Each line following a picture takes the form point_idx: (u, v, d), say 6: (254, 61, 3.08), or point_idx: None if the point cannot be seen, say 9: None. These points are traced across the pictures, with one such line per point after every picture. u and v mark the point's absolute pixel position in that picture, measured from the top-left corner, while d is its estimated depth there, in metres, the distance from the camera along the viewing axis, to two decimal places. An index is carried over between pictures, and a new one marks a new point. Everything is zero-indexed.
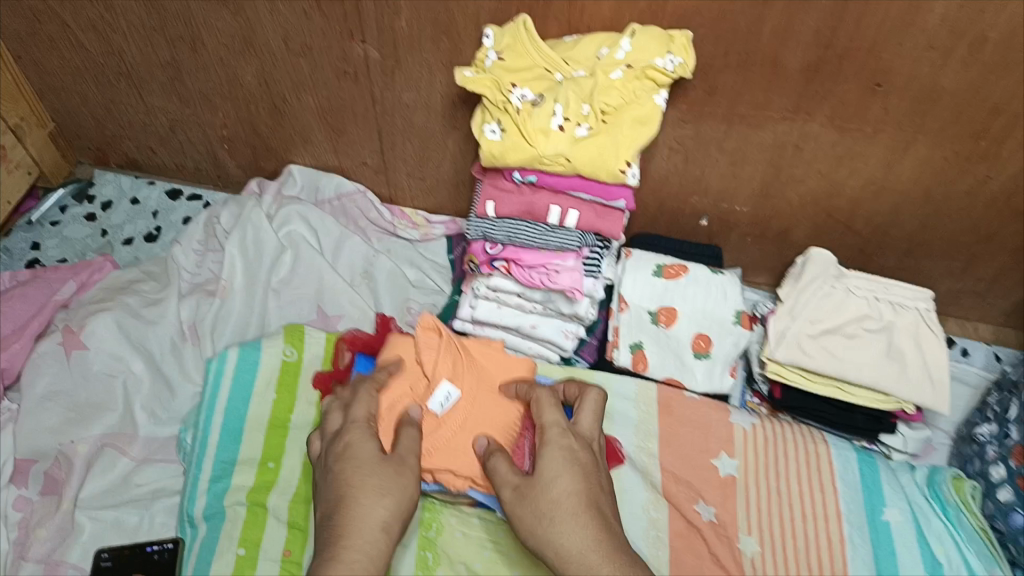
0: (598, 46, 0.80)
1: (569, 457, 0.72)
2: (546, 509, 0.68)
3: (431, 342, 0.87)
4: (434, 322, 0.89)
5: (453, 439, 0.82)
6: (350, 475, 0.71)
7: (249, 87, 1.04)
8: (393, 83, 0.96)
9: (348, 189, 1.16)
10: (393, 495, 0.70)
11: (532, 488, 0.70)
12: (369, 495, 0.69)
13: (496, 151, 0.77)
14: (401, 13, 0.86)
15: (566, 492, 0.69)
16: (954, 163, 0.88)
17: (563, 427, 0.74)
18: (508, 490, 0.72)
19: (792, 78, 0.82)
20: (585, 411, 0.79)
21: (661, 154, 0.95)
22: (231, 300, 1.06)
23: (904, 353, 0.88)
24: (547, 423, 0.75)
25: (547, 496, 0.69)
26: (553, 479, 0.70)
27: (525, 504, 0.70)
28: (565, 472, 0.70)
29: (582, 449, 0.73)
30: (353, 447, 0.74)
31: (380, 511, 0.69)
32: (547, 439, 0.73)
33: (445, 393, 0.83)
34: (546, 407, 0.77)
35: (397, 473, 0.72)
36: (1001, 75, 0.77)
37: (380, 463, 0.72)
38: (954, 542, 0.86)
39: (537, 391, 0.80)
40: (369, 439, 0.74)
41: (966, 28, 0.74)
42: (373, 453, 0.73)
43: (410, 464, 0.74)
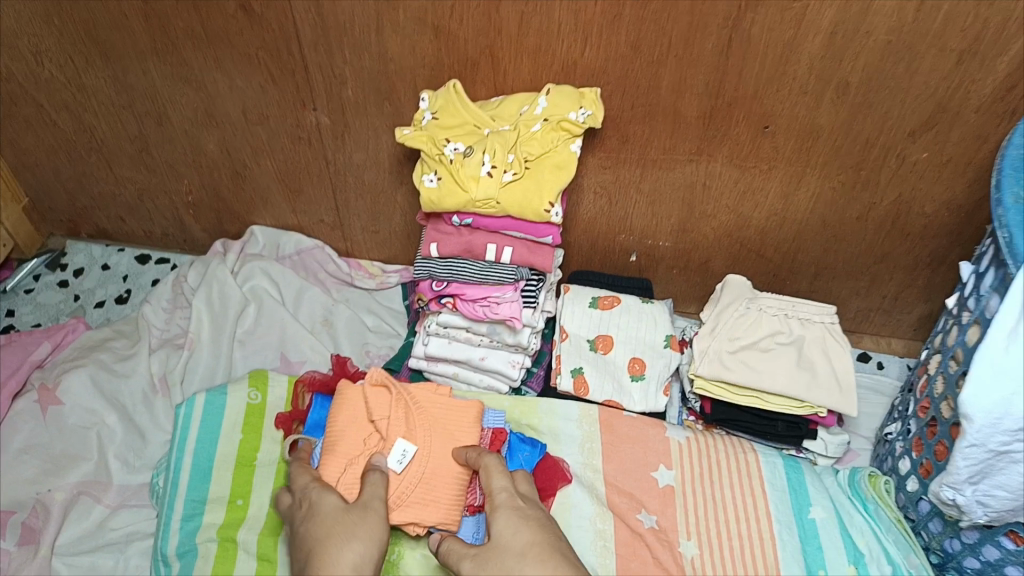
0: (519, 105, 0.91)
1: (521, 515, 0.80)
2: (514, 562, 0.75)
3: (381, 397, 0.92)
4: (381, 376, 0.93)
5: (415, 490, 0.87)
6: (318, 528, 0.79)
7: (211, 155, 1.14)
8: (343, 146, 1.07)
9: (307, 245, 1.25)
10: (360, 538, 0.77)
11: (492, 553, 0.77)
12: (337, 541, 0.76)
13: (434, 198, 0.88)
14: (347, 83, 0.97)
15: (528, 543, 0.77)
16: (843, 193, 1.00)
17: (511, 491, 0.82)
18: (466, 562, 0.77)
19: (692, 124, 0.94)
20: (521, 478, 0.87)
21: (588, 197, 1.06)
22: (199, 352, 1.13)
23: (811, 360, 0.98)
24: (496, 490, 0.83)
25: (512, 551, 0.76)
26: (513, 536, 0.78)
27: (490, 567, 0.76)
28: (523, 527, 0.78)
29: (530, 507, 0.82)
30: (317, 506, 0.82)
31: (350, 554, 0.75)
32: (499, 505, 0.81)
33: (400, 450, 0.88)
34: (494, 475, 0.84)
35: (363, 519, 0.79)
36: (866, 113, 0.90)
37: (346, 513, 0.80)
38: (874, 533, 0.93)
39: (482, 457, 0.86)
40: (328, 495, 0.83)
41: (829, 75, 0.87)
42: (338, 506, 0.81)
43: (376, 509, 0.81)
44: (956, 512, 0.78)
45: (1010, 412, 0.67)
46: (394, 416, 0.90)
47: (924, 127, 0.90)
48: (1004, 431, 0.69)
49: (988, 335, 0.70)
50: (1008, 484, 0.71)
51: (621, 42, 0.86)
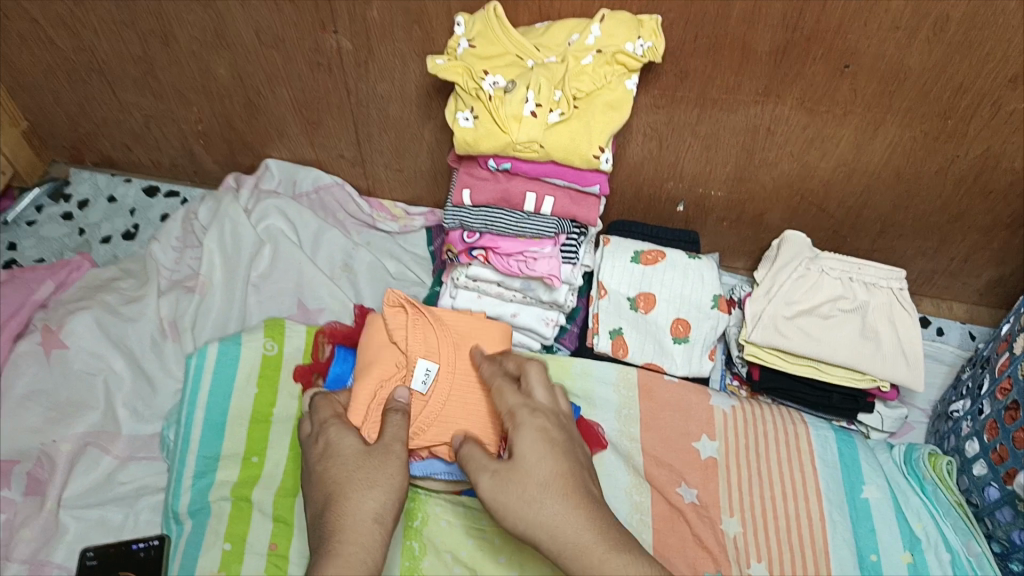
0: (568, 33, 0.80)
1: (546, 439, 0.67)
2: (536, 493, 0.64)
3: (398, 320, 0.83)
4: (398, 296, 0.84)
5: (444, 410, 0.80)
6: (336, 471, 0.69)
7: (222, 80, 1.04)
8: (366, 74, 0.96)
9: (326, 182, 1.16)
10: (381, 485, 0.67)
11: (514, 472, 0.65)
12: (357, 488, 0.67)
13: (469, 139, 0.78)
14: (372, 2, 0.86)
15: (554, 472, 0.65)
16: (922, 143, 0.89)
17: (531, 408, 0.69)
18: (485, 475, 0.66)
19: (761, 61, 0.83)
20: (535, 384, 0.73)
21: (636, 141, 0.96)
22: (211, 296, 1.06)
23: (878, 330, 0.88)
24: (514, 407, 0.70)
25: (534, 479, 0.64)
26: (537, 462, 0.65)
27: (510, 489, 0.64)
28: (549, 454, 0.66)
29: (555, 428, 0.69)
30: (333, 446, 0.72)
31: (370, 504, 0.66)
32: (520, 423, 0.68)
33: (423, 370, 0.80)
34: (509, 394, 0.71)
35: (384, 461, 0.69)
36: (965, 53, 0.78)
37: (365, 456, 0.70)
38: (932, 517, 0.85)
39: (495, 379, 0.74)
40: (348, 435, 0.72)
41: (929, 8, 0.75)
42: (358, 447, 0.71)
43: (396, 450, 0.71)
44: None
45: None
46: (415, 338, 0.82)
47: None
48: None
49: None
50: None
51: None
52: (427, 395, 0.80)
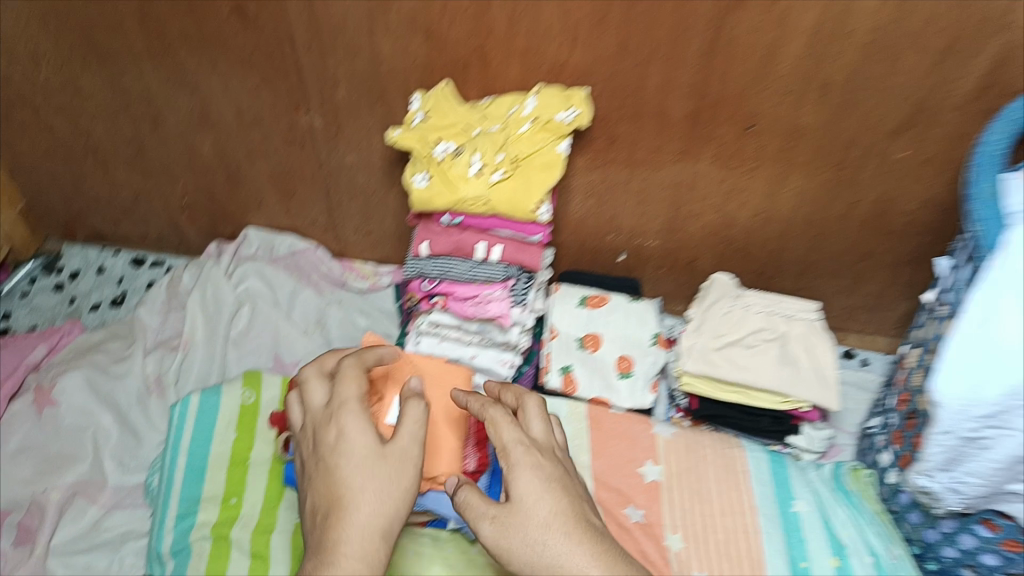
0: (509, 106, 0.93)
1: (542, 476, 0.69)
2: (539, 535, 0.65)
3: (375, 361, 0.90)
4: (376, 338, 0.93)
5: None
6: (349, 474, 0.67)
7: (206, 157, 1.16)
8: (335, 147, 1.08)
9: (301, 247, 1.26)
10: (392, 497, 0.67)
11: (513, 515, 0.66)
12: (367, 499, 0.66)
13: (425, 197, 0.91)
14: (338, 85, 0.99)
15: (553, 511, 0.66)
16: (825, 192, 1.01)
17: (526, 444, 0.71)
18: (485, 523, 0.67)
19: (677, 124, 0.96)
20: (531, 419, 0.76)
21: (577, 197, 1.08)
22: (193, 352, 1.13)
23: (797, 353, 0.97)
24: (509, 444, 0.71)
25: (534, 520, 0.66)
26: (536, 501, 0.67)
27: (511, 535, 0.66)
28: (547, 492, 0.67)
29: (548, 462, 0.71)
30: (348, 438, 0.70)
31: (379, 517, 0.66)
32: (514, 461, 0.69)
33: (399, 406, 0.86)
34: (503, 426, 0.73)
35: (401, 467, 0.69)
36: (848, 113, 0.92)
37: (380, 461, 0.69)
38: (857, 526, 0.93)
39: (488, 411, 0.75)
40: (366, 428, 0.71)
41: (811, 76, 0.88)
42: (374, 445, 0.70)
43: (413, 454, 0.71)
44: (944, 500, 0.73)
45: (978, 401, 0.64)
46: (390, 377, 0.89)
47: (904, 127, 0.92)
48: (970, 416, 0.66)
49: (973, 295, 0.65)
50: (979, 472, 0.68)
51: (606, 44, 0.88)
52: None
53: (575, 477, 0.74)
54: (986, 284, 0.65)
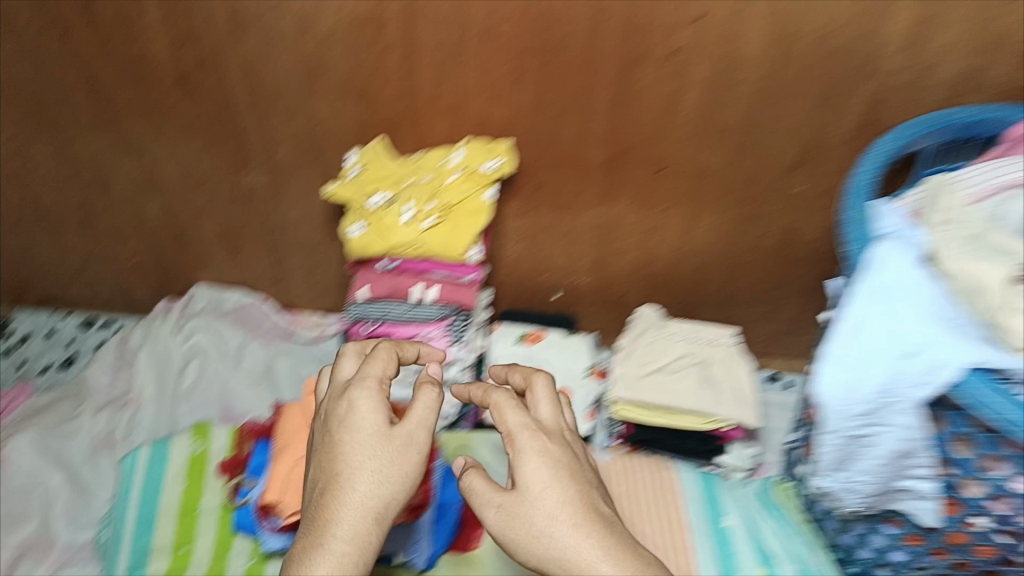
0: (438, 158, 1.00)
1: (549, 463, 0.68)
2: (545, 525, 0.65)
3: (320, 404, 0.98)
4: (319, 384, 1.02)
5: None
6: (350, 452, 0.66)
7: (154, 218, 1.20)
8: (279, 204, 1.14)
9: (246, 302, 1.29)
10: (390, 481, 0.65)
11: (519, 504, 0.66)
12: (364, 480, 0.65)
13: (362, 245, 0.99)
14: (279, 145, 1.06)
15: (559, 502, 0.66)
16: (736, 225, 1.10)
17: (532, 429, 0.69)
18: (491, 510, 0.67)
19: (595, 170, 1.04)
20: (539, 403, 0.75)
21: (510, 241, 1.15)
22: (143, 410, 1.15)
23: (718, 376, 1.05)
24: (514, 428, 0.70)
25: (540, 512, 0.65)
26: (544, 490, 0.66)
27: (517, 524, 0.66)
28: (554, 481, 0.67)
29: (555, 447, 0.69)
30: (358, 414, 0.68)
31: (374, 499, 0.64)
32: (521, 447, 0.68)
33: None
34: (508, 410, 0.71)
35: (405, 453, 0.67)
36: (747, 154, 1.01)
37: (384, 442, 0.67)
38: (782, 535, 0.99)
39: (494, 395, 0.74)
40: (376, 407, 0.69)
41: (710, 122, 0.98)
42: (381, 426, 0.68)
43: (419, 440, 0.68)
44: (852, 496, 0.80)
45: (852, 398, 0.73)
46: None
47: (798, 165, 1.02)
48: (849, 415, 0.74)
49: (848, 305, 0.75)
50: (866, 469, 0.76)
51: (523, 100, 0.97)
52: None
53: (584, 462, 0.72)
54: (859, 298, 0.75)
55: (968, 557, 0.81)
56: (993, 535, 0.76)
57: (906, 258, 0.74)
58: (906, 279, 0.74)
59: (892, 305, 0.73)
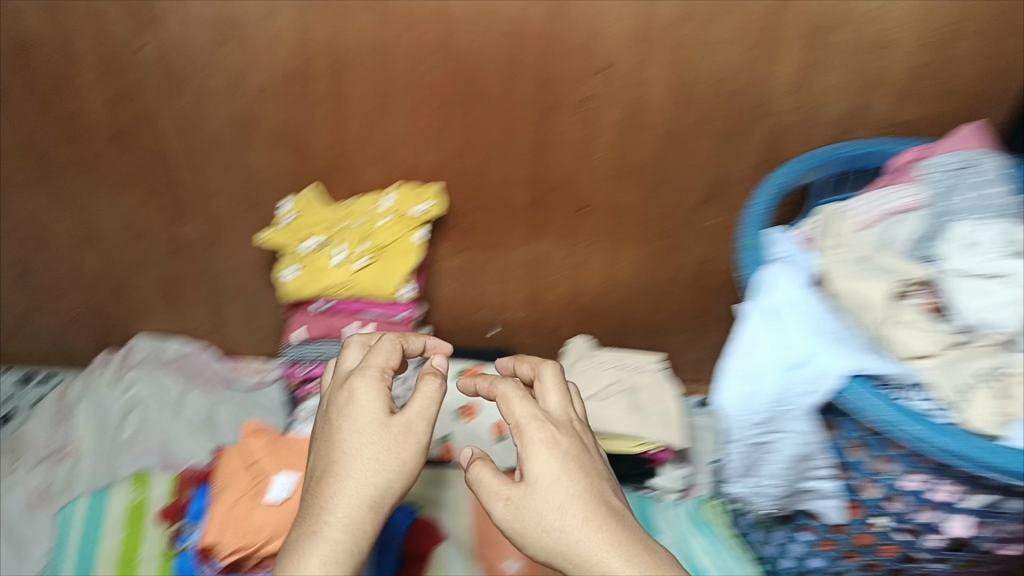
0: (370, 202, 1.05)
1: (558, 455, 0.68)
2: (556, 517, 0.65)
3: (258, 445, 0.99)
4: (257, 425, 1.03)
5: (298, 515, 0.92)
6: (349, 439, 0.67)
7: (93, 271, 1.22)
8: (217, 252, 1.17)
9: (187, 350, 1.30)
10: (388, 469, 0.66)
11: (527, 496, 0.66)
12: (361, 467, 0.66)
13: (296, 287, 1.03)
14: (216, 196, 1.09)
15: (569, 494, 0.66)
16: (658, 258, 1.17)
17: (540, 420, 0.70)
18: (499, 502, 0.67)
19: (521, 210, 1.10)
20: (548, 395, 0.76)
21: (445, 281, 1.20)
22: (83, 462, 1.13)
23: (644, 400, 1.10)
24: (522, 419, 0.71)
25: (550, 505, 0.65)
26: (554, 482, 0.67)
27: (525, 516, 0.66)
28: (563, 473, 0.67)
29: (564, 438, 0.70)
30: (357, 402, 0.70)
31: (370, 487, 0.65)
32: (530, 438, 0.69)
33: (281, 482, 0.95)
34: (515, 401, 0.72)
35: (403, 442, 0.68)
36: (661, 192, 1.09)
37: (383, 430, 0.68)
38: (713, 551, 1.05)
39: (501, 387, 0.74)
40: (376, 395, 0.70)
41: (624, 163, 1.05)
42: (380, 415, 0.69)
43: (418, 430, 0.69)
44: (780, 495, 0.86)
45: (752, 406, 0.81)
46: (271, 457, 0.98)
47: (708, 200, 1.09)
48: (752, 424, 0.82)
49: (748, 322, 0.82)
50: (773, 472, 0.84)
51: (449, 147, 1.03)
52: (280, 505, 0.93)
53: (594, 453, 0.73)
54: (752, 319, 0.82)
55: (876, 557, 0.87)
56: (893, 534, 0.83)
57: (791, 280, 0.82)
58: (791, 297, 0.81)
59: (782, 324, 0.80)
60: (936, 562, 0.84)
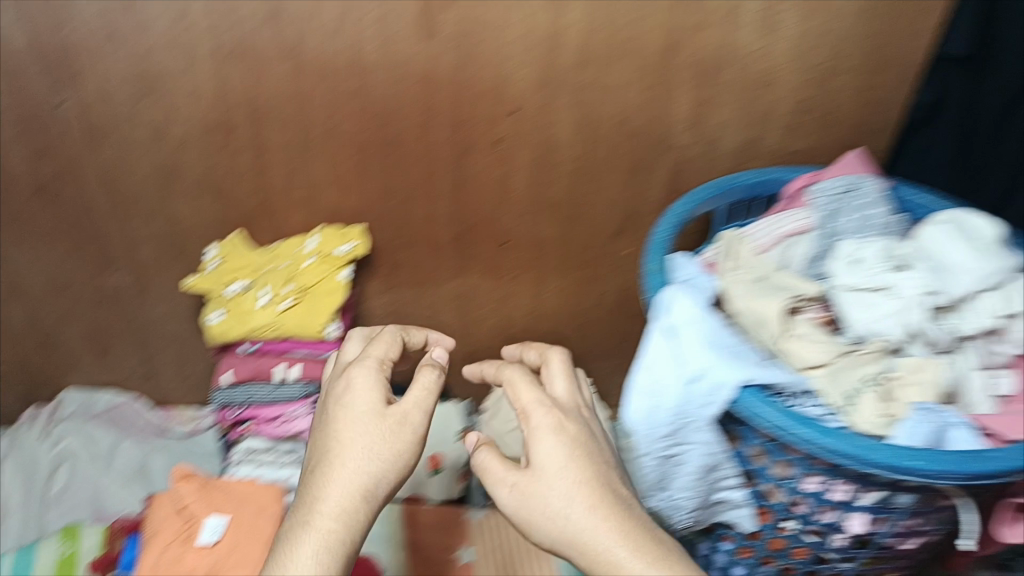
0: (294, 245, 1.09)
1: (565, 441, 0.73)
2: (562, 502, 0.69)
3: (187, 490, 0.99)
4: (185, 471, 1.02)
5: (230, 556, 0.93)
6: (344, 427, 0.71)
7: (18, 326, 1.21)
8: (145, 301, 1.18)
9: (118, 401, 1.29)
10: (381, 458, 0.69)
11: (533, 481, 0.71)
12: (355, 456, 0.69)
13: (222, 330, 1.04)
14: (142, 246, 1.11)
15: (574, 482, 0.70)
16: (579, 288, 1.22)
17: (546, 407, 0.75)
18: (504, 488, 0.72)
19: (446, 247, 1.14)
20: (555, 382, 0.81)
21: (375, 319, 1.22)
22: (9, 520, 1.13)
23: None
24: (529, 405, 0.76)
25: (555, 491, 0.70)
26: (560, 468, 0.71)
27: (530, 501, 0.70)
28: (569, 460, 0.72)
29: (571, 424, 0.75)
30: (354, 392, 0.73)
31: (363, 476, 0.68)
32: (536, 424, 0.74)
33: (211, 524, 0.96)
34: (521, 388, 0.77)
35: (399, 431, 0.71)
36: (577, 225, 1.14)
37: (379, 419, 0.71)
38: None
39: (510, 374, 0.80)
40: (374, 384, 0.74)
41: (540, 198, 1.10)
42: (377, 405, 0.73)
43: (414, 421, 0.73)
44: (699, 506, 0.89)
45: (657, 419, 0.85)
46: (201, 503, 0.98)
47: (622, 231, 1.15)
48: (660, 437, 0.86)
49: (650, 340, 0.86)
50: (685, 485, 0.87)
51: (371, 189, 1.07)
52: (212, 548, 0.95)
53: (600, 437, 0.77)
54: (655, 336, 0.86)
55: (791, 560, 0.92)
56: (802, 536, 0.88)
57: (688, 300, 0.86)
58: (688, 316, 0.85)
59: (681, 339, 0.85)
60: (845, 561, 0.89)
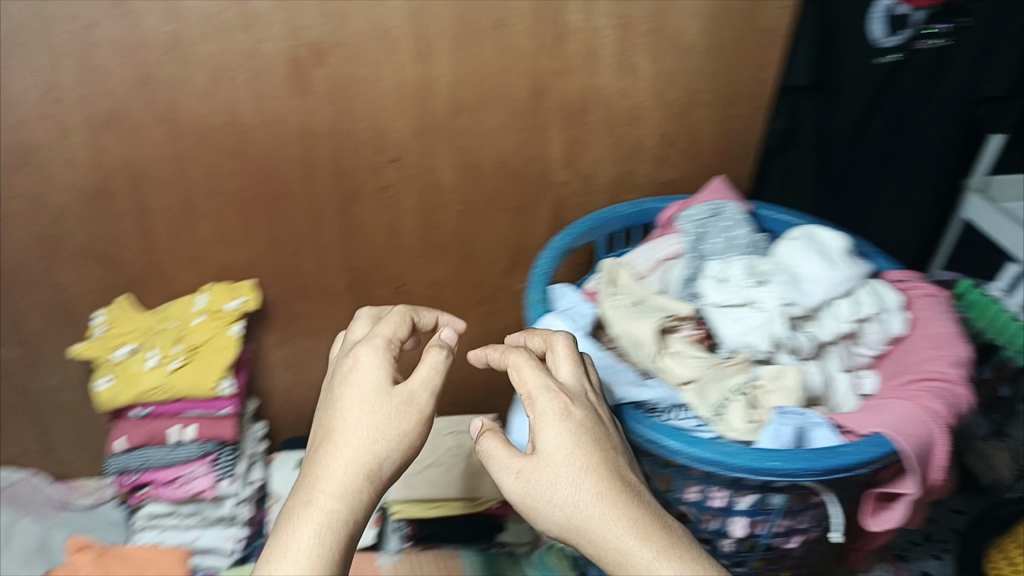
0: (184, 305, 1.09)
1: (573, 427, 0.62)
2: (570, 490, 0.59)
3: (84, 561, 1.03)
4: (81, 542, 1.05)
5: None
6: (349, 405, 0.61)
7: None
8: (35, 373, 1.16)
9: (15, 477, 1.25)
10: (386, 440, 0.60)
11: (539, 469, 0.60)
12: (358, 435, 0.60)
13: (110, 395, 1.03)
14: (28, 317, 1.10)
15: (584, 469, 0.60)
16: (478, 324, 1.25)
17: (553, 389, 0.64)
18: (509, 476, 0.61)
19: (342, 294, 1.17)
20: (561, 363, 0.69)
21: (277, 372, 1.23)
22: None
23: (480, 463, 1.17)
24: (533, 389, 0.64)
25: (563, 480, 0.59)
26: (567, 455, 0.60)
27: (538, 491, 0.60)
28: (578, 445, 0.61)
29: (579, 409, 0.63)
30: (359, 369, 0.64)
31: (365, 456, 0.59)
32: (541, 410, 0.63)
33: None
34: (527, 371, 0.65)
35: (405, 412, 0.62)
36: (469, 264, 1.18)
37: (384, 398, 0.62)
38: None
39: (512, 355, 0.68)
40: (380, 362, 0.65)
41: (430, 240, 1.14)
42: (382, 384, 0.63)
43: (420, 401, 0.63)
44: None
45: None
46: (97, 572, 1.02)
47: (513, 266, 1.20)
48: None
49: None
50: None
51: (260, 243, 1.08)
52: None
53: (610, 425, 0.67)
54: None
55: None
56: None
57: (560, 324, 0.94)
58: None
59: None
60: (737, 565, 0.94)
